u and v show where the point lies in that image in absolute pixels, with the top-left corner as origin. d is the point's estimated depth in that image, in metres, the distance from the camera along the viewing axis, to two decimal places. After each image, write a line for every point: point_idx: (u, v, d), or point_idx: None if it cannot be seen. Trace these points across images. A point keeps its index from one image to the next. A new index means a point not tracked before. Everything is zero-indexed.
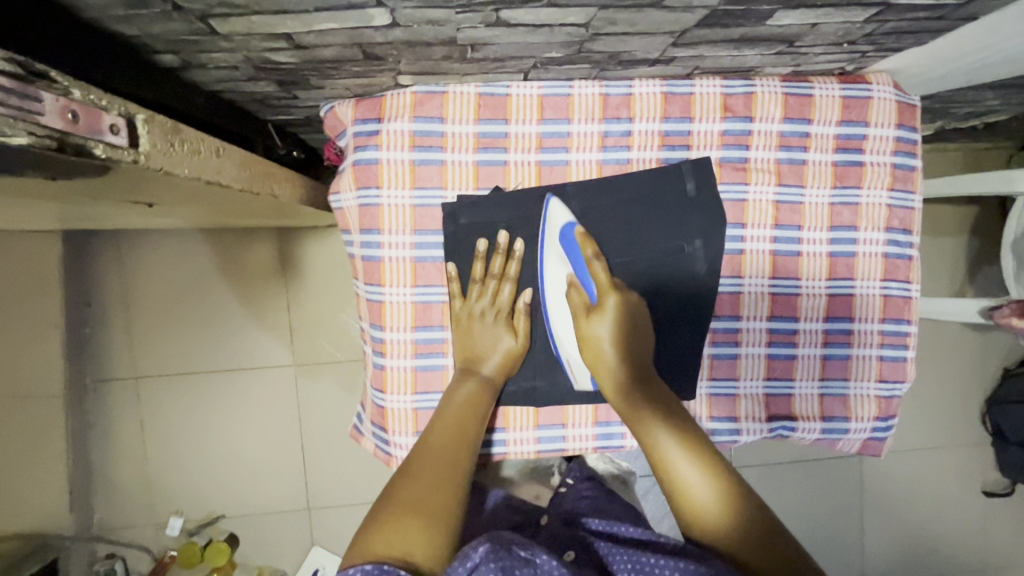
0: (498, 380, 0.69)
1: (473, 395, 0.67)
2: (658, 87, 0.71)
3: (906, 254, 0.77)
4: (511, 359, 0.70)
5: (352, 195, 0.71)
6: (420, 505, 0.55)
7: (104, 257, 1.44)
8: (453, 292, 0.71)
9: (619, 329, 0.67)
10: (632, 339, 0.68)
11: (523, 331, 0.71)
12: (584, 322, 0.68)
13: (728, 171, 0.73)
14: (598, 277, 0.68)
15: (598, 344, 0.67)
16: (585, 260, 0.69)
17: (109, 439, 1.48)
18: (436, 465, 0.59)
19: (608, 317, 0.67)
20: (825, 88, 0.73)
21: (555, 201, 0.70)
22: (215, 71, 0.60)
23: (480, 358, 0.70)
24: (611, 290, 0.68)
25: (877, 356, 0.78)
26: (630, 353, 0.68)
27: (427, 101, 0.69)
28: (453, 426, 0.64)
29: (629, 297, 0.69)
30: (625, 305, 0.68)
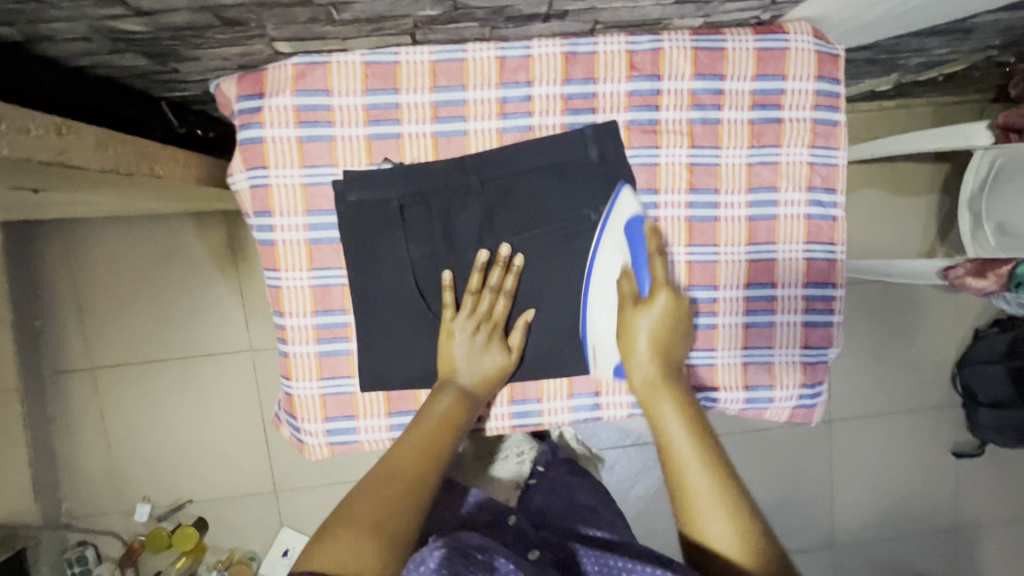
0: (481, 396, 0.68)
1: (451, 411, 0.66)
2: (558, 47, 0.67)
3: (830, 215, 0.73)
4: (501, 379, 0.70)
5: (242, 175, 0.68)
6: (375, 529, 0.53)
7: (50, 247, 1.42)
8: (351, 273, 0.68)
9: (661, 329, 0.66)
10: (670, 342, 0.66)
11: (517, 346, 0.70)
12: (627, 311, 0.66)
13: (637, 134, 0.70)
14: (654, 275, 0.66)
15: (637, 336, 0.66)
16: (648, 254, 0.66)
17: (70, 430, 1.47)
18: (398, 487, 0.57)
19: (652, 312, 0.65)
20: (738, 41, 0.69)
21: (626, 189, 0.68)
22: (69, 45, 0.57)
23: (465, 375, 0.68)
24: (665, 287, 0.65)
25: (802, 321, 0.75)
26: (666, 353, 0.66)
27: (309, 73, 0.65)
28: (425, 443, 0.62)
29: (680, 301, 0.67)
30: (674, 306, 0.66)
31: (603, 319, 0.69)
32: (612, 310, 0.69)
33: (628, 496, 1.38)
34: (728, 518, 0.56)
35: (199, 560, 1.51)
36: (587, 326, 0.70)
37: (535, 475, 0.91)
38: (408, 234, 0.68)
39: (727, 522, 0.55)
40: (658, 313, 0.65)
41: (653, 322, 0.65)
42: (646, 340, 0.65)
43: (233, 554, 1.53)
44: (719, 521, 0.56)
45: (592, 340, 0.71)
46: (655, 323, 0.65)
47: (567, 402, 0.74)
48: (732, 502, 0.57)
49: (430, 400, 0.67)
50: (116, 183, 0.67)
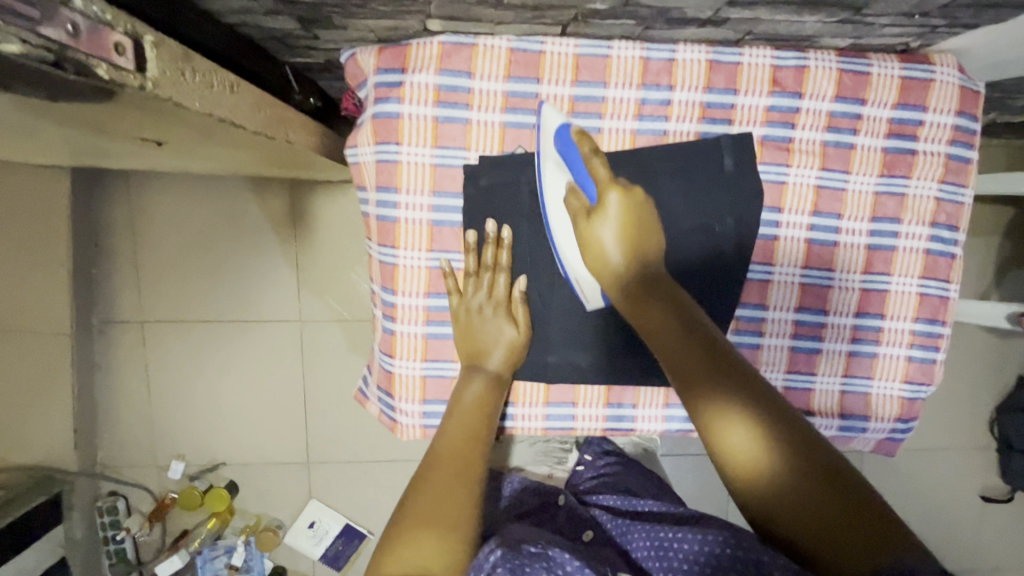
0: (505, 374, 0.67)
1: (482, 395, 0.65)
2: (703, 54, 0.66)
3: (949, 252, 0.72)
4: (515, 354, 0.68)
5: (371, 149, 0.67)
6: (439, 520, 0.52)
7: (113, 197, 1.42)
8: (469, 261, 0.67)
9: (625, 229, 0.61)
10: (639, 237, 0.61)
11: (524, 321, 0.68)
12: (583, 227, 0.62)
13: (770, 150, 0.68)
14: (597, 176, 0.61)
15: (602, 247, 0.61)
16: (582, 158, 0.62)
17: (113, 381, 1.48)
18: (455, 480, 0.57)
19: (609, 217, 0.61)
20: (884, 67, 0.67)
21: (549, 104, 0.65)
22: (233, 1, 0.56)
23: (482, 355, 0.67)
24: (611, 185, 0.61)
25: (905, 356, 0.74)
26: (636, 249, 0.61)
27: (455, 54, 0.64)
28: (465, 430, 0.62)
29: (633, 195, 0.62)
30: (627, 201, 0.61)
31: (572, 249, 0.65)
32: (570, 231, 0.64)
33: None
34: (750, 437, 0.50)
35: (226, 523, 1.52)
36: (564, 262, 0.66)
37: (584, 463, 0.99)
38: (526, 224, 0.67)
39: (756, 444, 0.50)
40: (614, 216, 0.61)
41: (612, 226, 0.61)
42: (614, 233, 0.61)
43: (260, 520, 1.54)
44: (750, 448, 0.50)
45: (573, 275, 0.66)
46: (617, 223, 0.61)
47: (661, 411, 0.74)
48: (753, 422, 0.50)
49: (457, 388, 0.66)
50: (245, 143, 0.66)
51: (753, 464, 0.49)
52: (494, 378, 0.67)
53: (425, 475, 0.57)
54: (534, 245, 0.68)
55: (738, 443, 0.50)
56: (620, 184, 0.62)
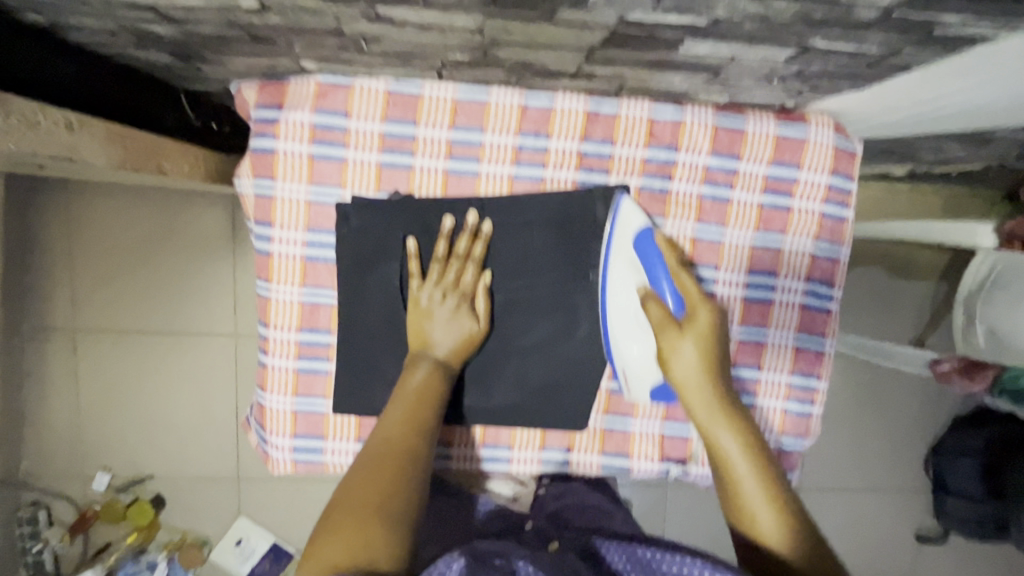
0: (455, 365, 0.65)
1: (427, 381, 0.62)
2: (581, 104, 0.67)
3: (826, 307, 0.73)
4: (472, 344, 0.67)
5: (248, 182, 0.67)
6: (382, 513, 0.50)
7: (48, 206, 1.40)
8: (341, 296, 0.67)
9: (707, 346, 0.63)
10: (718, 354, 0.64)
11: (485, 314, 0.67)
12: (670, 335, 0.63)
13: (646, 201, 0.70)
14: (685, 290, 0.64)
15: (684, 356, 0.63)
16: (669, 270, 0.65)
17: (41, 388, 1.46)
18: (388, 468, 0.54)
19: (696, 331, 0.63)
20: (758, 125, 0.69)
21: (629, 199, 0.68)
22: (95, 36, 0.56)
23: (430, 340, 0.65)
24: (702, 303, 0.64)
25: (782, 408, 0.74)
26: (712, 361, 0.63)
27: (331, 94, 0.65)
28: (405, 416, 0.59)
29: (719, 312, 0.65)
30: (715, 317, 0.64)
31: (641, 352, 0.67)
32: (643, 333, 0.66)
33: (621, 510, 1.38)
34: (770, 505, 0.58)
35: (151, 537, 1.50)
36: (615, 350, 0.68)
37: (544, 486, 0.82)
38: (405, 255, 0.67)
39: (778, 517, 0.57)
40: (700, 331, 0.63)
41: (699, 339, 0.63)
42: (694, 358, 0.63)
43: (186, 536, 1.52)
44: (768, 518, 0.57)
45: (621, 364, 0.69)
46: (700, 338, 0.63)
47: (538, 453, 0.74)
48: (777, 498, 0.58)
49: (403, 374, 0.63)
50: None
51: (765, 532, 0.57)
52: (441, 364, 0.64)
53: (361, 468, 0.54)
54: (404, 283, 0.68)
55: (755, 507, 0.58)
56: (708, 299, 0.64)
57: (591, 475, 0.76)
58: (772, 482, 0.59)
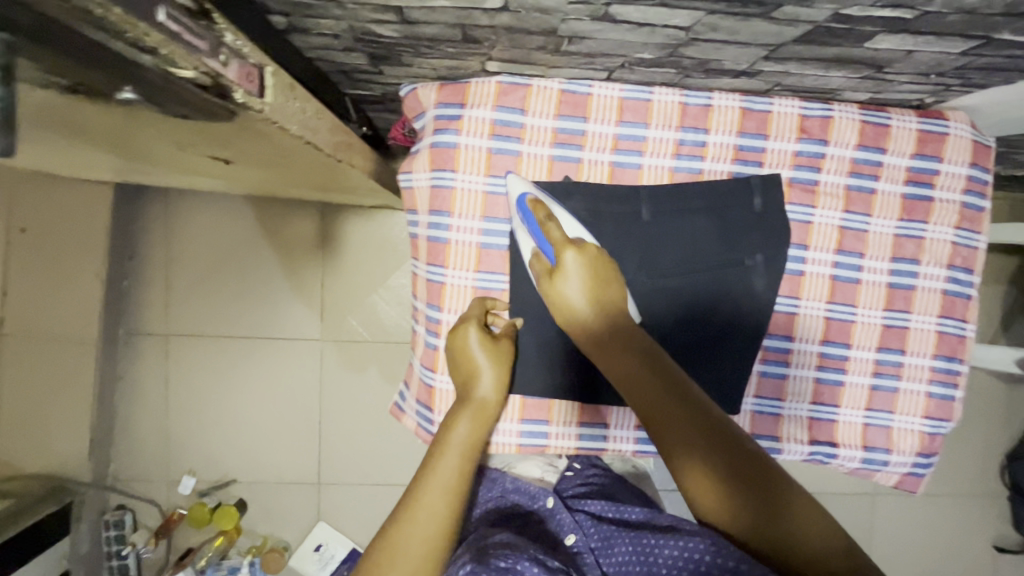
0: (494, 401, 0.69)
1: (471, 436, 0.66)
2: (737, 102, 0.72)
3: (966, 293, 0.77)
4: (506, 367, 0.70)
5: (426, 176, 0.72)
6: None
7: (149, 212, 1.48)
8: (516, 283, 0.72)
9: (586, 281, 0.65)
10: (603, 282, 0.65)
11: (506, 335, 0.71)
12: (549, 285, 0.66)
13: (797, 192, 0.74)
14: (552, 239, 0.66)
15: (569, 299, 0.65)
16: (540, 225, 0.67)
17: (132, 391, 1.50)
18: (429, 539, 0.57)
19: (568, 274, 0.65)
20: (902, 120, 0.73)
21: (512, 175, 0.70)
22: (316, 38, 0.62)
23: (471, 382, 0.69)
24: (566, 244, 0.65)
25: (926, 391, 0.77)
26: (599, 299, 0.65)
27: (511, 94, 0.70)
28: (451, 487, 0.61)
29: (588, 248, 0.66)
30: (583, 258, 0.65)
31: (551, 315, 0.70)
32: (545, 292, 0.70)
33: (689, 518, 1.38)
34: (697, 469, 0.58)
35: (233, 541, 1.50)
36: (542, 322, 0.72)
37: (572, 469, 0.86)
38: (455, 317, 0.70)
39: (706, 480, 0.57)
40: (572, 271, 0.65)
41: (577, 280, 0.65)
42: (579, 291, 0.65)
43: (267, 541, 1.52)
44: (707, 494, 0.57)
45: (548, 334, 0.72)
46: (579, 276, 0.65)
47: None
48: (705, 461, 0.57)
49: (446, 428, 0.66)
50: (306, 163, 0.72)
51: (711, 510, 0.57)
52: (478, 408, 0.68)
53: (404, 519, 0.58)
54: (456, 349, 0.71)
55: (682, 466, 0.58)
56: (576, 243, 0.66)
57: None
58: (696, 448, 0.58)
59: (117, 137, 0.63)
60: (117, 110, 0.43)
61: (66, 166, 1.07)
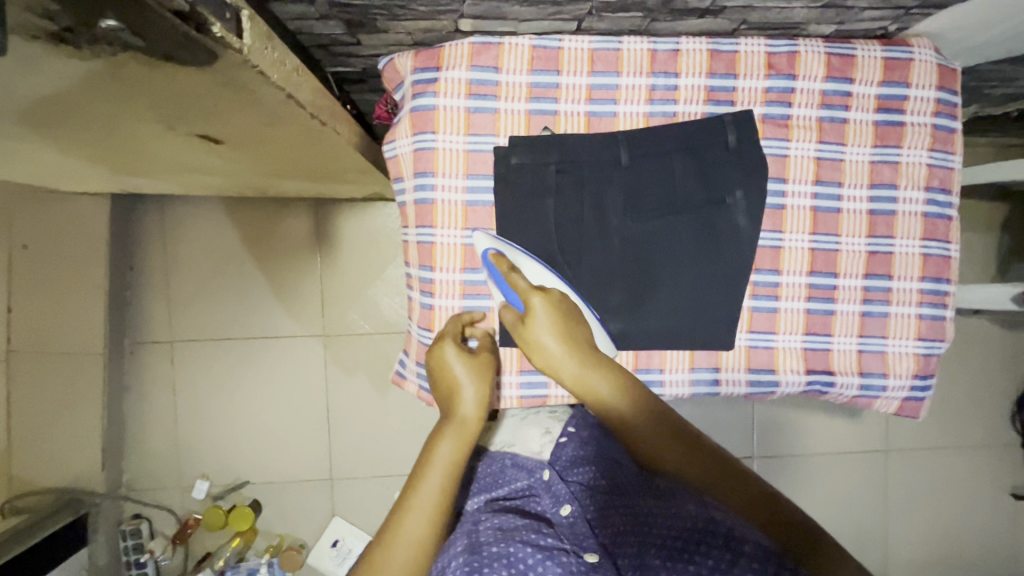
0: (475, 416, 0.66)
1: (455, 453, 0.64)
2: (704, 44, 0.74)
3: (946, 214, 0.78)
4: (488, 382, 0.68)
5: (409, 140, 0.75)
6: None
7: (149, 223, 1.50)
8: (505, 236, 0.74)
9: (555, 323, 0.65)
10: (570, 327, 0.66)
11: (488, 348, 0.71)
12: (522, 335, 0.66)
13: (771, 127, 0.76)
14: (518, 288, 0.67)
15: (543, 344, 0.65)
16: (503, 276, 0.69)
17: (143, 400, 1.52)
18: (410, 552, 0.58)
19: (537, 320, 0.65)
20: (867, 50, 0.75)
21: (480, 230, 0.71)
22: (293, 6, 0.64)
23: (451, 402, 0.67)
24: (532, 291, 0.65)
25: (916, 314, 0.79)
26: (574, 339, 0.65)
27: (484, 51, 0.72)
28: (432, 509, 0.61)
29: (552, 292, 0.67)
30: (549, 301, 0.66)
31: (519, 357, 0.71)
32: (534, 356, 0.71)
33: None
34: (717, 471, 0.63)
35: (250, 543, 1.51)
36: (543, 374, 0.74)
37: (567, 433, 0.84)
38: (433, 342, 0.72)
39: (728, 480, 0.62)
40: (539, 317, 0.65)
41: (547, 325, 0.65)
42: (550, 335, 0.65)
43: (283, 541, 1.52)
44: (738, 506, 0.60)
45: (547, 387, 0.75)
46: (548, 320, 0.65)
47: (688, 375, 0.78)
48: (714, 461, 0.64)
49: (428, 448, 0.65)
50: (294, 138, 0.75)
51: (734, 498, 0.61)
52: (461, 427, 0.65)
53: (386, 541, 0.59)
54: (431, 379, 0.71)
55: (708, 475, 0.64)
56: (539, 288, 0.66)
57: (739, 395, 0.79)
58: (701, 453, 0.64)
59: (111, 119, 0.65)
60: (105, 67, 0.45)
61: (65, 175, 1.10)
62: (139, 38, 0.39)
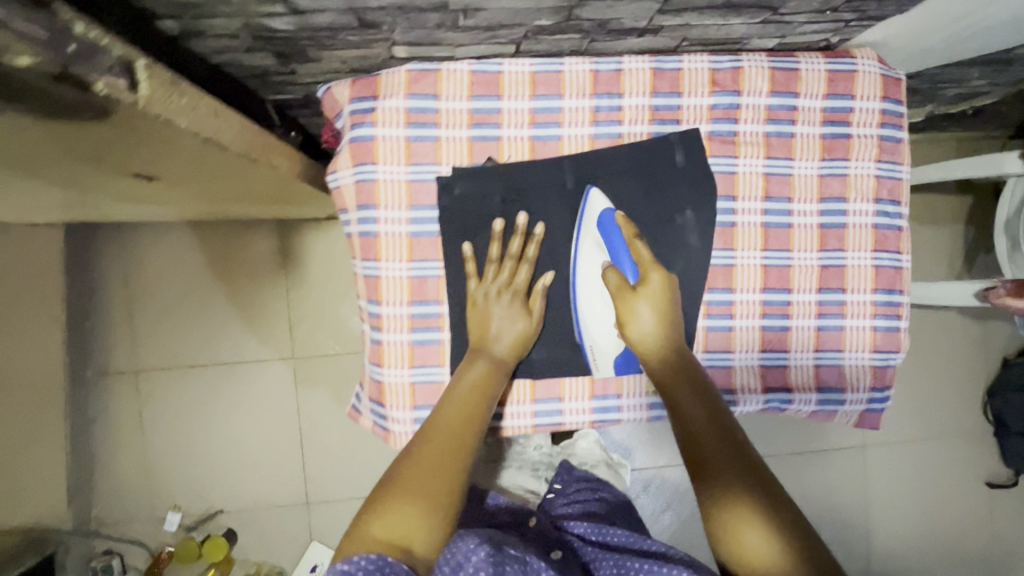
0: (510, 362, 0.71)
1: (483, 379, 0.68)
2: (647, 62, 0.73)
3: (897, 225, 0.79)
4: (529, 336, 0.72)
5: (349, 171, 0.72)
6: (417, 492, 0.56)
7: (105, 251, 1.45)
8: (470, 271, 0.71)
9: (662, 305, 0.70)
10: (671, 320, 0.70)
11: (538, 312, 0.72)
12: (626, 300, 0.69)
13: (718, 144, 0.75)
14: (642, 257, 0.70)
15: (640, 324, 0.69)
16: (626, 241, 0.71)
17: (106, 433, 1.47)
18: (444, 449, 0.61)
19: (650, 296, 0.69)
20: (811, 63, 0.75)
21: (595, 189, 0.72)
22: (215, 41, 0.62)
23: (489, 339, 0.70)
24: (653, 266, 0.70)
25: (871, 326, 0.78)
26: (670, 325, 0.70)
27: (421, 78, 0.70)
28: (461, 414, 0.64)
29: (669, 280, 0.71)
30: (666, 282, 0.70)
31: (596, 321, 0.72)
32: (609, 309, 0.72)
33: (660, 521, 1.39)
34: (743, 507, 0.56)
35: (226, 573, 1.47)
36: (583, 328, 0.73)
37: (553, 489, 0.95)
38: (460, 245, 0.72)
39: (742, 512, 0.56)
40: (653, 292, 0.69)
41: (653, 302, 0.69)
42: (652, 319, 0.69)
43: (261, 568, 1.49)
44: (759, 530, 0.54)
45: (589, 340, 0.74)
46: (655, 300, 0.69)
47: (644, 399, 0.77)
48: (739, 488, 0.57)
49: (462, 369, 0.69)
50: (230, 174, 0.72)
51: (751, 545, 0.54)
52: (495, 359, 0.70)
53: (417, 449, 0.61)
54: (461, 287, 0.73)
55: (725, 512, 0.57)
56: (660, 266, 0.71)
57: None
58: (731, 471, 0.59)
59: (28, 163, 0.62)
60: None
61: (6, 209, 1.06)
62: (14, 102, 0.37)
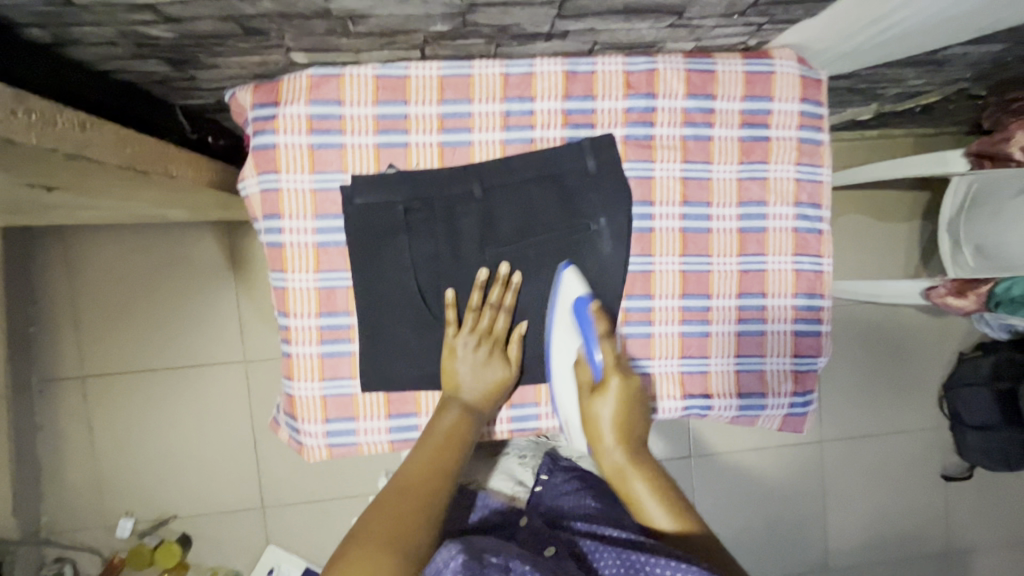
0: (482, 408, 0.71)
1: (455, 426, 0.68)
2: (559, 66, 0.71)
3: (817, 228, 0.77)
4: (502, 386, 0.72)
5: (254, 180, 0.70)
6: (385, 540, 0.55)
7: (47, 256, 1.42)
8: (450, 318, 0.71)
9: (620, 409, 0.70)
10: (631, 411, 0.70)
11: (516, 359, 0.73)
12: (586, 400, 0.71)
13: (633, 148, 0.73)
14: (605, 362, 0.70)
15: (600, 420, 0.70)
16: (597, 338, 0.70)
17: (54, 441, 1.45)
18: (412, 502, 0.60)
19: (608, 396, 0.69)
20: (727, 65, 0.73)
21: (571, 269, 0.71)
22: (96, 48, 0.60)
23: (461, 387, 0.71)
24: (614, 369, 0.70)
25: (792, 330, 0.78)
26: (627, 432, 0.70)
27: (323, 84, 0.68)
28: (431, 461, 0.65)
29: (633, 378, 0.71)
30: (626, 386, 0.70)
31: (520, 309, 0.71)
32: (573, 394, 0.73)
33: None
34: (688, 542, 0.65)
35: None
36: (557, 403, 0.74)
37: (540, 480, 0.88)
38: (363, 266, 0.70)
39: (692, 543, 0.64)
40: (613, 396, 0.70)
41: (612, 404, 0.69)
42: (608, 423, 0.70)
43: (217, 572, 1.48)
44: (680, 541, 0.65)
45: (562, 416, 0.74)
46: (613, 404, 0.70)
47: None
48: (687, 526, 0.66)
49: (435, 416, 0.70)
50: (129, 183, 0.70)
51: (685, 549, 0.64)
52: (467, 407, 0.70)
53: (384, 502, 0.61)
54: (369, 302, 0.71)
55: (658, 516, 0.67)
56: (621, 369, 0.71)
57: None
58: (679, 513, 0.67)
59: None
60: None
61: None
62: None
